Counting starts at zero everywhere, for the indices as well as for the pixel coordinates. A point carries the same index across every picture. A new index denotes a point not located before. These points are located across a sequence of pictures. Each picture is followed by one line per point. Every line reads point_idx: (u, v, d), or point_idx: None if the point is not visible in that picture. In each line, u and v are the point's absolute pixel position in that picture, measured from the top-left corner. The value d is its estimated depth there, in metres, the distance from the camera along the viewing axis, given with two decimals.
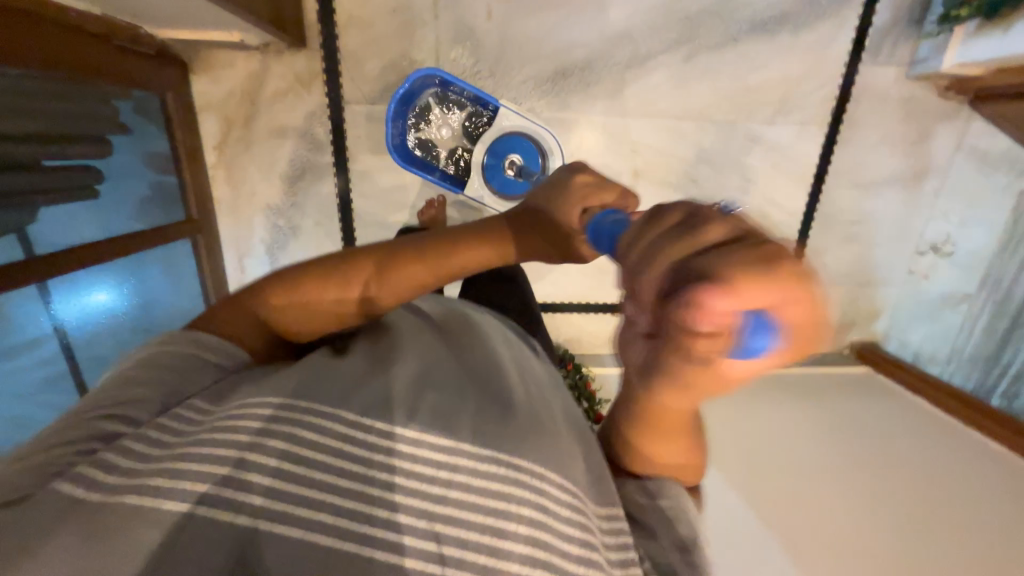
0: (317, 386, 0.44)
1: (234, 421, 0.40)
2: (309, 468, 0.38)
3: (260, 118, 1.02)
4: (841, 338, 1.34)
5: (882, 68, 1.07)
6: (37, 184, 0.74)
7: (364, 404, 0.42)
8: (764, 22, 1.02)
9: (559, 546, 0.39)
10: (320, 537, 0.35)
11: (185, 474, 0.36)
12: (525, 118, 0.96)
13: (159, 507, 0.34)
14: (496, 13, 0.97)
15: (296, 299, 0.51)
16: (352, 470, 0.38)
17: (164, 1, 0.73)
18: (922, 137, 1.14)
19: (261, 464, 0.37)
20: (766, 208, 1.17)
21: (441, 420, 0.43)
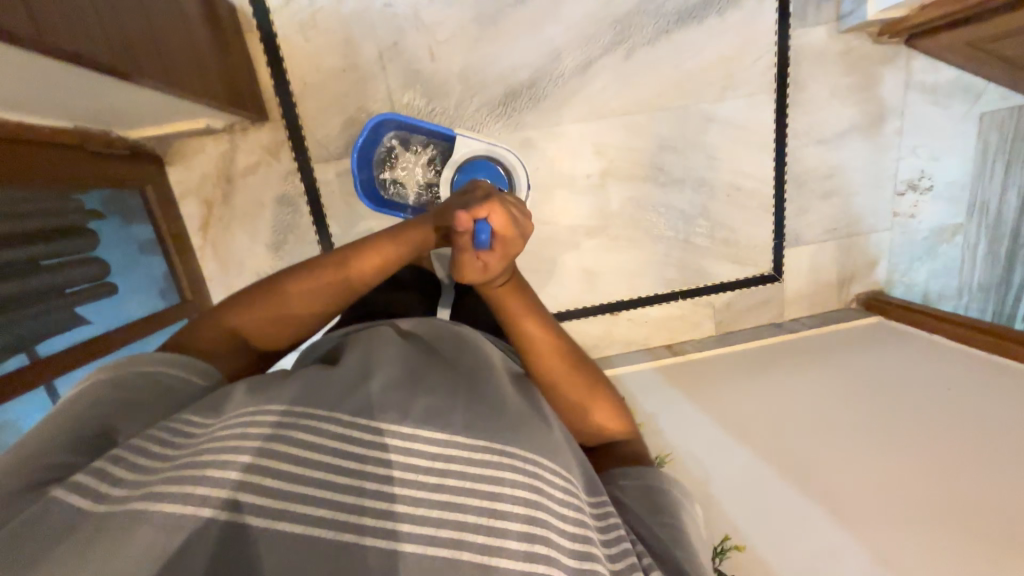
0: (310, 391, 0.44)
1: (235, 431, 0.40)
2: (310, 468, 0.39)
3: (236, 194, 1.06)
4: (847, 291, 1.33)
5: (813, 28, 1.11)
6: (35, 289, 0.80)
7: (355, 406, 0.43)
8: (690, 10, 1.07)
9: (551, 520, 0.42)
10: (312, 535, 0.36)
11: (197, 486, 0.36)
12: (487, 145, 1.00)
13: (185, 514, 0.35)
14: (438, 53, 1.03)
15: (258, 312, 0.57)
16: (350, 468, 0.40)
17: (119, 97, 0.78)
18: (871, 83, 1.16)
19: (260, 466, 0.38)
20: (737, 179, 1.19)
21: (427, 418, 0.43)
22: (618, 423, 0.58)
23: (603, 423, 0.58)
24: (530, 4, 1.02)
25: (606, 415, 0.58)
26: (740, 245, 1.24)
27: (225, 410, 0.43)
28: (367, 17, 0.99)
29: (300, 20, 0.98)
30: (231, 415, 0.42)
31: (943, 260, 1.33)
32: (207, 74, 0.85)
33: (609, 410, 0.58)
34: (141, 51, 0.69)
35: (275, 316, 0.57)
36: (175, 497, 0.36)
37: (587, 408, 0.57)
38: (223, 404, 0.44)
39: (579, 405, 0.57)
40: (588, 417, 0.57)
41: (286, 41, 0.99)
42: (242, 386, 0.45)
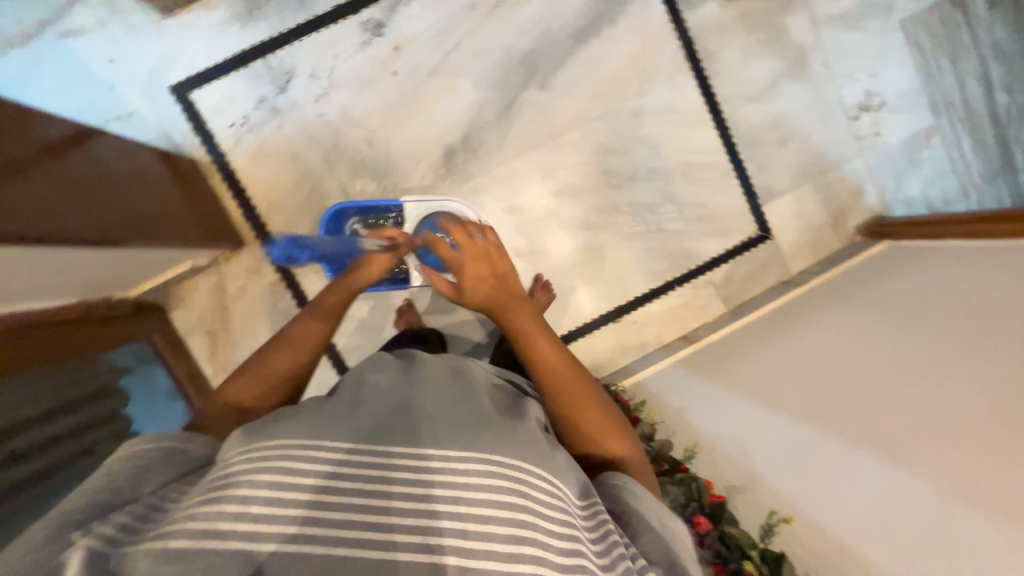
0: (365, 427, 0.53)
1: (304, 452, 0.50)
2: (361, 499, 0.48)
3: (234, 318, 1.14)
4: (844, 227, 1.28)
5: (703, 6, 1.17)
6: (58, 460, 0.84)
7: (403, 438, 0.52)
8: (585, 28, 1.15)
9: (540, 525, 0.49)
10: (333, 550, 0.46)
11: (274, 521, 0.46)
12: (431, 202, 1.09)
13: (210, 522, 0.46)
14: (375, 140, 1.13)
15: (263, 370, 0.69)
16: (377, 493, 0.49)
17: (99, 261, 0.87)
18: (778, 32, 1.20)
19: (308, 484, 0.48)
20: (687, 158, 1.21)
21: (463, 442, 0.52)
22: (606, 429, 0.65)
23: (590, 422, 0.65)
24: (442, 72, 1.13)
25: (597, 423, 0.65)
26: (716, 217, 1.23)
27: (276, 429, 0.52)
28: (307, 131, 1.11)
29: (252, 152, 1.11)
30: (292, 432, 0.52)
31: (930, 166, 1.28)
32: (193, 220, 1.00)
33: (599, 418, 0.65)
34: (132, 222, 0.85)
35: (273, 364, 0.70)
36: (204, 517, 0.46)
37: (582, 409, 0.65)
38: (277, 424, 0.53)
39: (574, 405, 0.65)
40: (580, 416, 0.65)
41: (244, 173, 1.11)
42: (306, 412, 0.55)
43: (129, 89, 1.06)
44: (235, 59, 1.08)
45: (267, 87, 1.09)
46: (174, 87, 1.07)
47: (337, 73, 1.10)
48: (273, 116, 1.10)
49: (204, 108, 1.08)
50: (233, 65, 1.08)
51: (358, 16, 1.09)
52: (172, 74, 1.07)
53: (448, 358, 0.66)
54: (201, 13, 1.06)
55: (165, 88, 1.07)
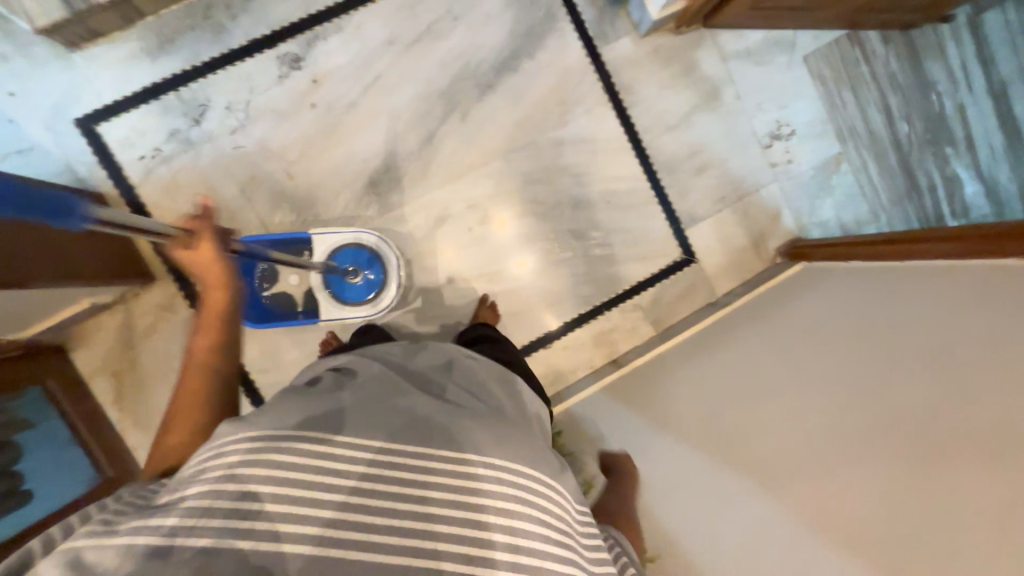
0: (390, 429, 0.56)
1: (349, 452, 0.53)
2: (388, 503, 0.52)
3: (143, 357, 1.08)
4: (766, 249, 1.32)
5: (617, 42, 1.22)
6: None
7: (430, 441, 0.56)
8: (504, 62, 1.18)
9: (552, 527, 0.57)
10: (374, 549, 0.50)
11: (313, 515, 0.50)
12: (343, 234, 1.05)
13: (227, 521, 0.48)
14: (294, 171, 1.12)
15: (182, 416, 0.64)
16: (419, 496, 0.53)
17: None
18: (691, 66, 1.26)
19: (348, 484, 0.52)
20: (611, 186, 1.24)
21: (480, 453, 0.57)
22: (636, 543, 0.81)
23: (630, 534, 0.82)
24: (361, 105, 1.13)
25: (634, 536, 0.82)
26: (641, 242, 1.26)
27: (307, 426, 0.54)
28: (221, 163, 1.09)
29: (163, 185, 1.08)
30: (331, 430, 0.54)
31: (841, 190, 1.35)
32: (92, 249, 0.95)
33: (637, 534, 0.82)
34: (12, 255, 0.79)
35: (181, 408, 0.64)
36: (224, 509, 0.49)
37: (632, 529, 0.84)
38: (312, 420, 0.55)
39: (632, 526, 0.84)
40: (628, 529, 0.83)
41: (154, 206, 1.07)
42: (336, 410, 0.57)
43: (29, 121, 1.03)
44: (145, 91, 1.06)
45: (179, 120, 1.07)
46: (78, 120, 1.04)
47: (254, 105, 1.10)
48: (186, 148, 1.08)
49: (112, 141, 1.06)
50: (143, 97, 1.06)
51: (275, 50, 1.10)
52: (78, 107, 1.04)
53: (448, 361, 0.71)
54: (109, 46, 1.05)
55: (69, 120, 1.04)
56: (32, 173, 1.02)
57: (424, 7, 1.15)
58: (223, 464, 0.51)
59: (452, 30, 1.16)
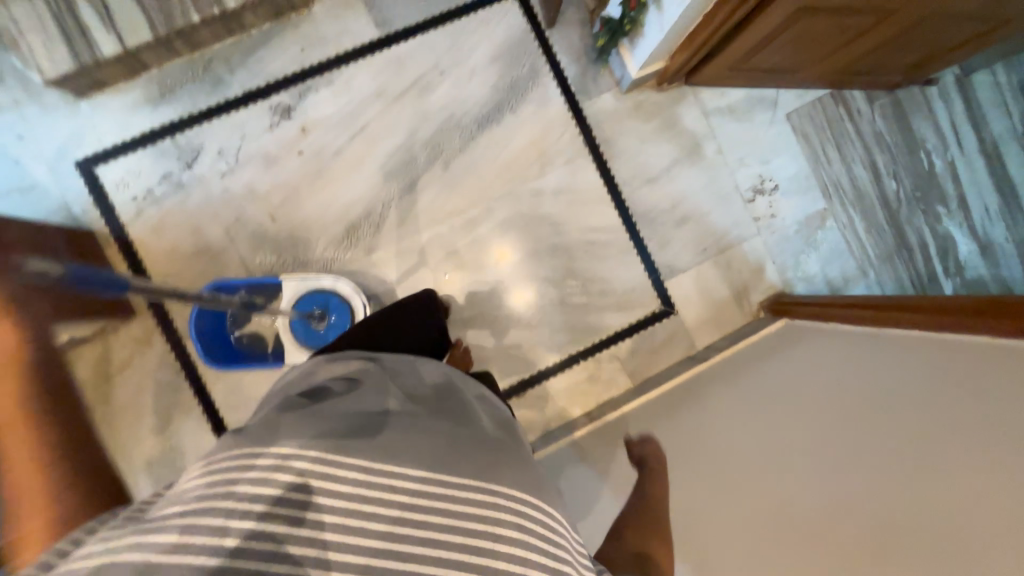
0: (435, 450, 0.55)
1: (406, 478, 0.50)
2: (440, 524, 0.49)
3: (116, 390, 1.10)
4: (747, 303, 1.30)
5: (600, 97, 1.25)
6: None
7: (475, 466, 0.55)
8: (487, 115, 1.22)
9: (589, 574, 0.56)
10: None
11: (369, 539, 0.46)
12: (310, 280, 1.08)
13: (292, 532, 0.44)
14: (277, 214, 1.16)
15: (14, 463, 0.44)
16: (481, 529, 0.50)
17: None
18: (672, 121, 1.28)
19: (406, 510, 0.49)
20: (588, 235, 1.25)
21: (523, 482, 0.56)
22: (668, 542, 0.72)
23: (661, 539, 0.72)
24: (347, 152, 1.18)
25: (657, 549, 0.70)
26: (618, 293, 1.26)
27: (366, 447, 0.52)
28: (210, 205, 1.14)
29: (152, 224, 1.13)
30: (388, 453, 0.52)
31: (827, 246, 1.34)
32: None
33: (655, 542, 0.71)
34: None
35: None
36: (285, 518, 0.45)
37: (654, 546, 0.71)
38: (364, 440, 0.52)
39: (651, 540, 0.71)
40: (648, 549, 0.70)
41: (142, 245, 1.12)
42: (382, 431, 0.55)
43: (33, 161, 1.09)
44: (143, 137, 1.12)
45: (173, 163, 1.13)
46: (79, 162, 1.10)
47: (244, 151, 1.15)
48: (177, 190, 1.13)
49: (108, 181, 1.11)
50: (142, 142, 1.12)
51: (268, 100, 1.16)
52: (80, 149, 1.10)
53: (469, 395, 0.70)
54: (113, 95, 1.12)
55: (71, 161, 1.10)
56: (31, 211, 1.08)
57: (412, 62, 1.20)
58: (271, 478, 0.46)
59: (437, 83, 1.20)
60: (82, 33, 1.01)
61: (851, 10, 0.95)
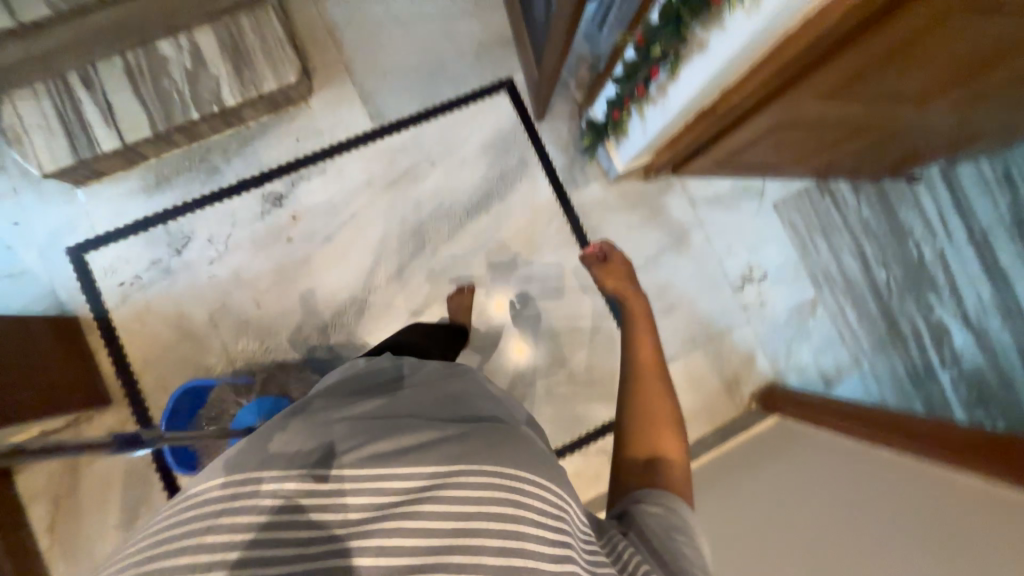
0: (440, 439, 0.51)
1: (410, 473, 0.48)
2: (454, 516, 0.45)
3: (85, 482, 1.07)
4: (738, 395, 1.27)
5: (587, 187, 1.27)
6: None
7: (484, 446, 0.51)
8: (476, 203, 1.24)
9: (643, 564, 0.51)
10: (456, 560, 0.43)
11: (387, 529, 0.44)
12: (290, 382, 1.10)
13: (310, 515, 0.44)
14: (262, 301, 1.16)
15: None
16: (502, 513, 0.46)
17: None
18: (659, 211, 1.29)
19: (416, 496, 0.46)
20: (576, 323, 1.24)
21: (538, 463, 0.52)
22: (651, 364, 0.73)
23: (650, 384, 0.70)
24: (336, 240, 1.19)
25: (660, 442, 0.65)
26: (604, 382, 1.23)
27: (365, 445, 0.49)
28: (196, 290, 1.14)
29: (137, 309, 1.13)
30: (391, 444, 0.50)
31: (819, 335, 1.32)
32: (47, 383, 0.97)
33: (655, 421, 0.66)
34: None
35: None
36: (304, 502, 0.44)
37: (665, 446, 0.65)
38: (366, 436, 0.50)
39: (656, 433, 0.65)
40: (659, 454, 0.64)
41: (125, 331, 1.12)
42: (382, 423, 0.53)
43: (26, 248, 1.11)
44: (135, 224, 1.14)
45: (162, 250, 1.14)
46: (69, 248, 1.12)
47: (234, 238, 1.16)
48: (164, 276, 1.14)
49: (96, 268, 1.12)
50: (134, 228, 1.14)
51: (260, 189, 1.18)
52: (73, 236, 1.12)
53: (479, 386, 0.68)
54: (110, 183, 1.14)
55: (62, 248, 1.12)
56: (17, 296, 1.09)
57: (403, 153, 1.23)
58: (278, 487, 0.44)
59: (428, 173, 1.23)
60: (83, 131, 1.05)
61: (833, 120, 0.94)
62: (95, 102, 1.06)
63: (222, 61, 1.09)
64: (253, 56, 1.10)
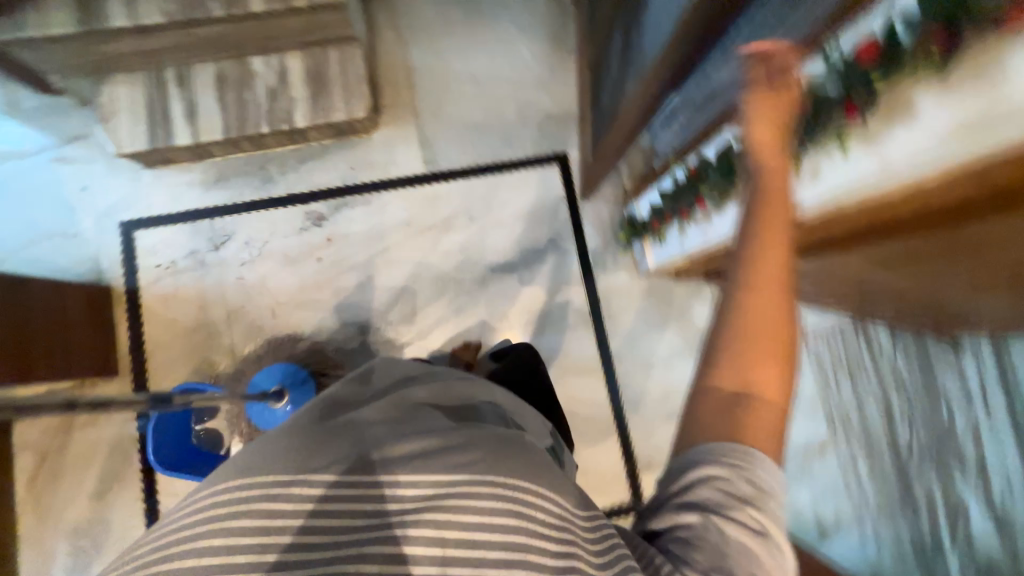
0: (448, 441, 0.47)
1: (431, 474, 0.43)
2: (480, 523, 0.41)
3: (70, 446, 1.11)
4: None
5: (615, 273, 1.27)
6: None
7: (488, 455, 0.45)
8: (503, 265, 1.25)
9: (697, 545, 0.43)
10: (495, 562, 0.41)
11: (427, 526, 0.41)
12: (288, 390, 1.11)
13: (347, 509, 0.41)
14: (279, 311, 1.20)
15: None
16: (530, 525, 0.42)
17: None
18: (682, 313, 1.26)
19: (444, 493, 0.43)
20: (571, 406, 1.22)
21: (544, 471, 0.47)
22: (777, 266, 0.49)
23: (759, 309, 0.48)
24: (362, 271, 1.22)
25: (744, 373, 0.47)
26: (585, 472, 1.21)
27: (379, 442, 0.46)
28: (223, 287, 1.19)
29: (165, 292, 1.19)
30: (405, 443, 0.46)
31: None
32: (64, 349, 1.03)
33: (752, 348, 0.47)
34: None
35: None
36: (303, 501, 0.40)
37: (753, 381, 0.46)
38: (379, 433, 0.47)
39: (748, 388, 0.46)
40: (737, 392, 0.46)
41: (149, 309, 1.18)
42: (400, 420, 0.50)
43: (85, 214, 1.19)
44: (186, 213, 1.21)
45: (202, 242, 1.20)
46: (123, 222, 1.19)
47: (270, 246, 1.21)
48: (198, 267, 1.20)
49: (141, 246, 1.19)
50: (183, 217, 1.21)
51: (305, 206, 1.23)
52: (128, 211, 1.20)
53: (499, 410, 0.65)
54: (175, 171, 1.22)
55: (116, 220, 1.19)
56: (66, 256, 1.17)
57: (446, 201, 1.27)
58: (285, 489, 0.40)
59: (465, 225, 1.26)
60: (164, 123, 1.13)
61: (887, 280, 0.87)
62: (181, 100, 1.13)
63: (302, 86, 1.16)
64: (331, 86, 1.17)
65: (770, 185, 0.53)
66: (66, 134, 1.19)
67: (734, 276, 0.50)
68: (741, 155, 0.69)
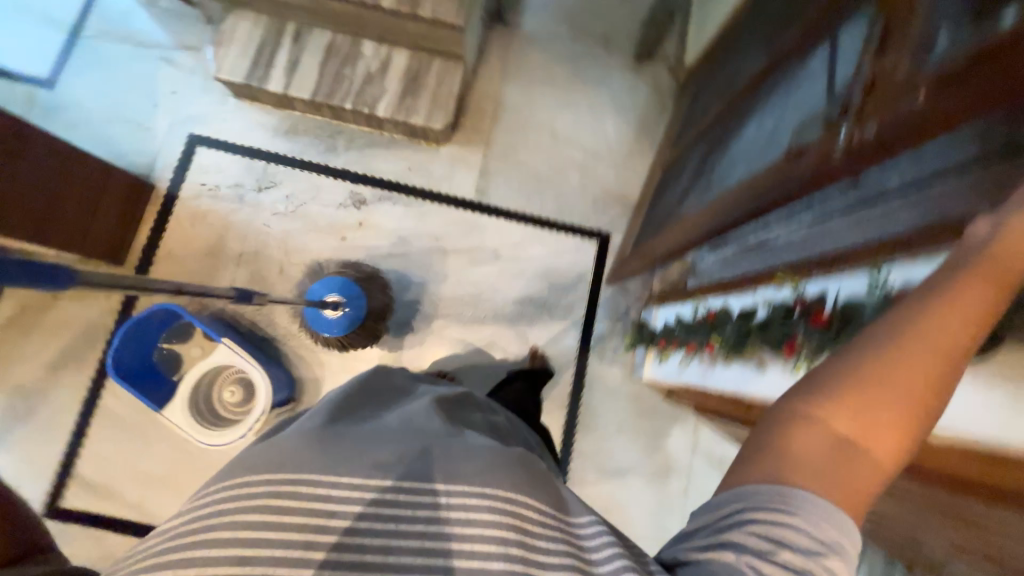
0: (461, 450, 0.50)
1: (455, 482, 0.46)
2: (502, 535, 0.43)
3: (49, 311, 1.14)
4: None
5: (608, 366, 1.25)
6: None
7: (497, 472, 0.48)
8: (506, 314, 1.25)
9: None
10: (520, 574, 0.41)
11: (462, 532, 0.43)
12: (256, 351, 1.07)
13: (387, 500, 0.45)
14: (287, 270, 1.22)
15: None
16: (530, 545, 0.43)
17: None
18: (657, 433, 1.22)
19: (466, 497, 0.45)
20: None
21: (535, 484, 0.48)
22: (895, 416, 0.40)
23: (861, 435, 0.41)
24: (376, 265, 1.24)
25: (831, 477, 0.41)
26: None
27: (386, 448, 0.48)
28: (249, 227, 1.23)
29: (198, 210, 1.24)
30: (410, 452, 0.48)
31: None
32: (86, 227, 1.08)
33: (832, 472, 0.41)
34: (2, 221, 0.91)
35: None
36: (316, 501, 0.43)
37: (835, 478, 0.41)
38: (378, 442, 0.49)
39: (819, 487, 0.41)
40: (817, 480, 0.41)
41: (177, 219, 1.23)
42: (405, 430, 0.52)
43: (164, 114, 1.26)
44: (248, 149, 1.27)
45: (249, 180, 1.25)
46: (192, 135, 1.26)
47: (305, 208, 1.25)
48: (236, 200, 1.24)
49: (197, 161, 1.25)
50: (245, 151, 1.27)
51: (354, 185, 1.27)
52: (201, 127, 1.27)
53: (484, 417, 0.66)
54: (257, 109, 1.29)
55: (188, 131, 1.26)
56: (131, 144, 1.24)
57: (480, 233, 1.28)
58: (294, 491, 0.43)
59: (488, 262, 1.27)
60: (265, 66, 1.20)
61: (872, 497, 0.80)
62: (289, 54, 1.20)
63: (397, 82, 1.21)
64: (423, 93, 1.22)
65: (928, 344, 0.40)
66: (182, 41, 1.28)
67: (839, 415, 0.41)
68: (760, 327, 0.66)
